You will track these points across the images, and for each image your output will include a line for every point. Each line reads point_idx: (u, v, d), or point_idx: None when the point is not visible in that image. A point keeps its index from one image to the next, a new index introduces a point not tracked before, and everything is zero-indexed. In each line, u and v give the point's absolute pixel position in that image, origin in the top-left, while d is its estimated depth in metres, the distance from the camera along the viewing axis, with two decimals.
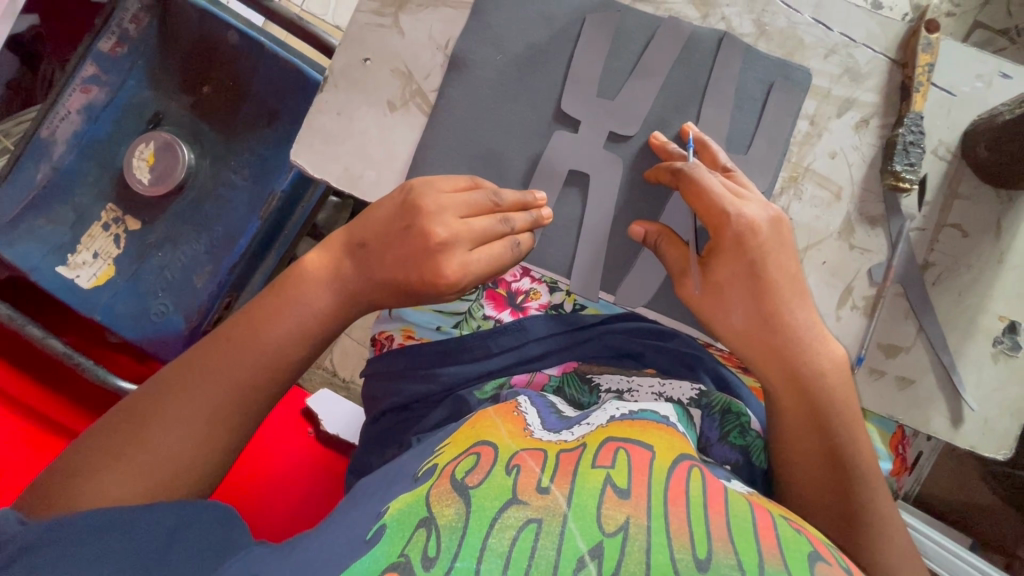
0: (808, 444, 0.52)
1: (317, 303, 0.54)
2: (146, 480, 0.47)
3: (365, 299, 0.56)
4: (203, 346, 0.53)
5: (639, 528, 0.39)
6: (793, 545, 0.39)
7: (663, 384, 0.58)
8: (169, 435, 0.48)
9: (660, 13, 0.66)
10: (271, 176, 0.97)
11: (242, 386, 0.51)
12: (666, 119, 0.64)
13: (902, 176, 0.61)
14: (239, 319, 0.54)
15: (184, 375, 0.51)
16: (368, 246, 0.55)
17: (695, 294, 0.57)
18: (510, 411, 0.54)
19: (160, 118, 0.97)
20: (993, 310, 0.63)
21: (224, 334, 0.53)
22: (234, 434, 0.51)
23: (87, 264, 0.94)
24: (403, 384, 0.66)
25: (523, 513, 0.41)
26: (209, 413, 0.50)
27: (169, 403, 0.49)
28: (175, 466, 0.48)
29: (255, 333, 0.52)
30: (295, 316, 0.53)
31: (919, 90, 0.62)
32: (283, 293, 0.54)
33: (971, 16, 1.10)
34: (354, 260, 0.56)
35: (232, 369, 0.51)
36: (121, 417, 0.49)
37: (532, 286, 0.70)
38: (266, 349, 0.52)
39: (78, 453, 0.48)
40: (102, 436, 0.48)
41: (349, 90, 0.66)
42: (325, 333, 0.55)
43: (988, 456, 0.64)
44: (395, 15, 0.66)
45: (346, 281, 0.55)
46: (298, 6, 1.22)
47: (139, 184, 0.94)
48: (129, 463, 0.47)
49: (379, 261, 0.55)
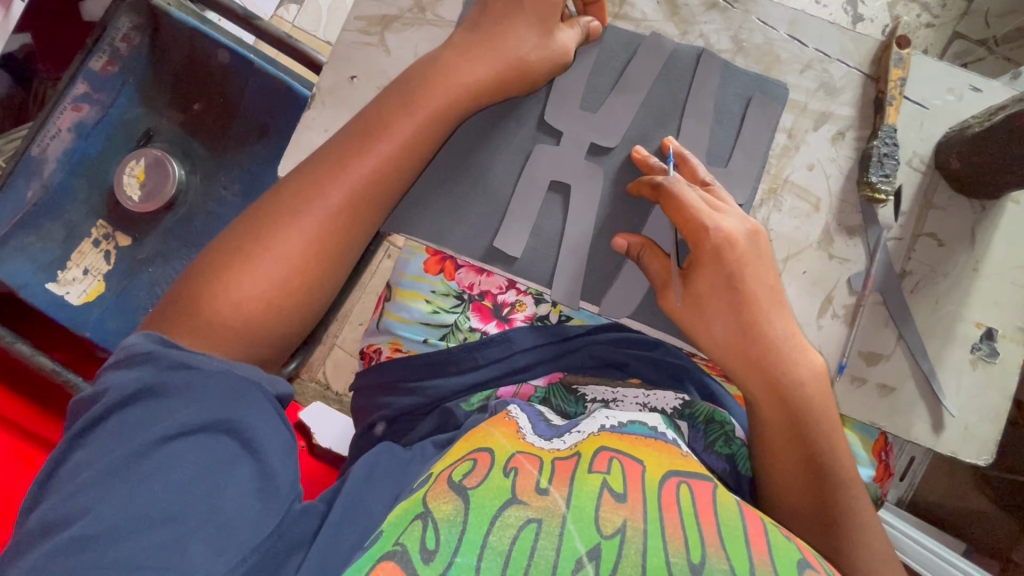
0: (794, 453, 0.53)
1: (410, 123, 0.57)
2: (258, 301, 0.51)
3: (474, 95, 0.59)
4: (309, 167, 0.56)
5: (636, 530, 0.41)
6: (783, 551, 0.41)
7: (647, 395, 0.60)
8: (290, 247, 0.52)
9: (640, 31, 0.68)
10: (260, 191, 1.00)
11: (346, 208, 0.54)
12: (647, 135, 0.65)
13: (877, 187, 0.63)
14: (338, 143, 0.56)
15: (287, 201, 0.54)
16: (465, 39, 0.61)
17: (676, 305, 0.57)
18: (502, 419, 0.55)
19: (150, 135, 1.02)
20: (970, 318, 0.64)
21: (321, 160, 0.56)
22: (337, 258, 0.55)
23: (78, 280, 0.96)
24: (391, 398, 0.67)
25: (523, 513, 0.43)
26: (314, 239, 0.53)
27: (284, 221, 0.53)
28: (299, 277, 0.52)
29: (353, 156, 0.55)
30: (399, 137, 0.56)
31: (892, 104, 0.64)
32: (372, 120, 0.57)
33: (950, 27, 1.13)
34: (455, 51, 0.60)
35: (333, 192, 0.54)
36: (227, 244, 0.53)
37: (517, 298, 0.71)
38: (368, 162, 0.55)
39: (204, 273, 0.51)
40: (226, 254, 0.52)
41: (336, 108, 0.66)
42: (420, 152, 0.58)
43: (970, 462, 0.64)
44: (381, 34, 0.67)
45: (447, 85, 0.58)
46: (290, 23, 1.25)
47: (129, 201, 0.97)
48: (238, 285, 0.50)
49: (456, 52, 0.60)
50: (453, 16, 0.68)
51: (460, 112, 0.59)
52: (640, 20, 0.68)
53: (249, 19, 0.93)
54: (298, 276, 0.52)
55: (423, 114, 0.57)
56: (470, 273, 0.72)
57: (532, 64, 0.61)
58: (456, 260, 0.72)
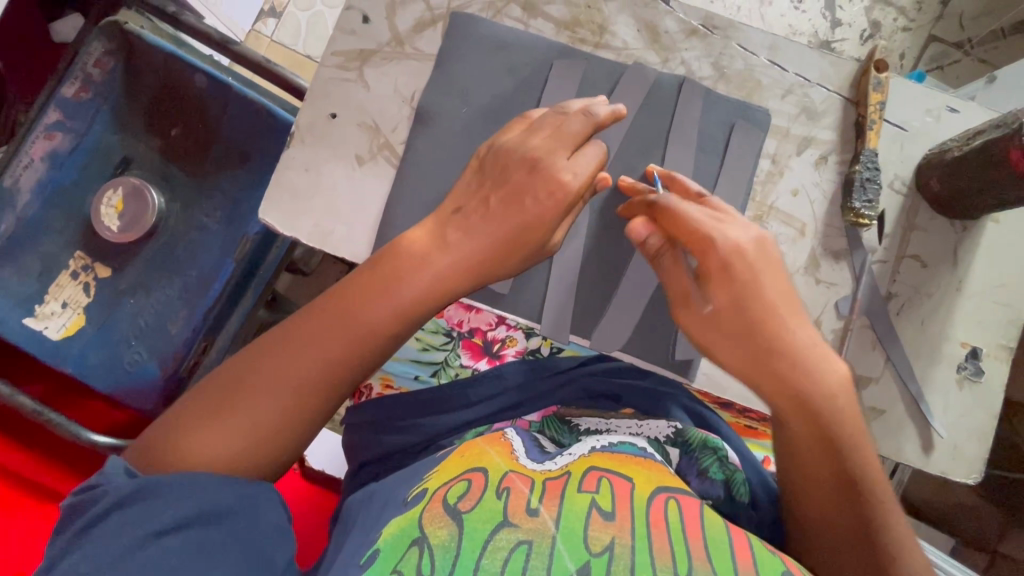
0: (823, 471, 0.51)
1: (412, 280, 0.53)
2: (231, 454, 0.47)
3: (459, 275, 0.55)
4: (309, 312, 0.52)
5: (624, 547, 0.41)
6: (769, 565, 0.42)
7: (640, 425, 0.60)
8: (267, 402, 0.49)
9: (622, 60, 0.67)
10: (243, 219, 0.99)
11: (328, 369, 0.50)
12: (633, 165, 0.65)
13: (861, 213, 0.63)
14: (340, 290, 0.53)
15: (277, 349, 0.50)
16: (462, 211, 0.57)
17: (694, 320, 0.55)
18: (497, 439, 0.57)
19: (128, 162, 0.99)
20: (955, 338, 0.65)
21: (321, 308, 0.52)
22: (308, 420, 0.51)
23: (56, 314, 0.95)
24: (383, 435, 0.65)
25: (514, 535, 0.42)
26: (289, 398, 0.49)
27: (268, 370, 0.49)
28: (267, 432, 0.49)
29: (350, 310, 0.52)
30: (395, 294, 0.53)
31: (873, 128, 0.64)
32: (377, 271, 0.54)
33: (925, 30, 1.15)
34: (451, 231, 0.56)
35: (316, 351, 0.50)
36: (213, 383, 0.50)
37: (508, 333, 0.71)
38: (361, 323, 0.52)
39: (189, 406, 0.49)
40: (211, 391, 0.49)
41: (316, 146, 0.65)
42: (417, 313, 0.54)
43: (960, 481, 0.65)
44: (360, 69, 0.66)
45: (453, 250, 0.55)
46: (267, 38, 1.24)
47: (107, 232, 0.95)
48: (213, 433, 0.47)
49: (462, 227, 0.56)
50: (432, 49, 0.67)
51: (459, 287, 0.55)
52: (622, 48, 0.67)
53: (225, 43, 0.92)
54: (265, 433, 0.49)
55: (408, 290, 0.53)
56: (459, 310, 0.71)
57: (522, 260, 0.58)
58: None
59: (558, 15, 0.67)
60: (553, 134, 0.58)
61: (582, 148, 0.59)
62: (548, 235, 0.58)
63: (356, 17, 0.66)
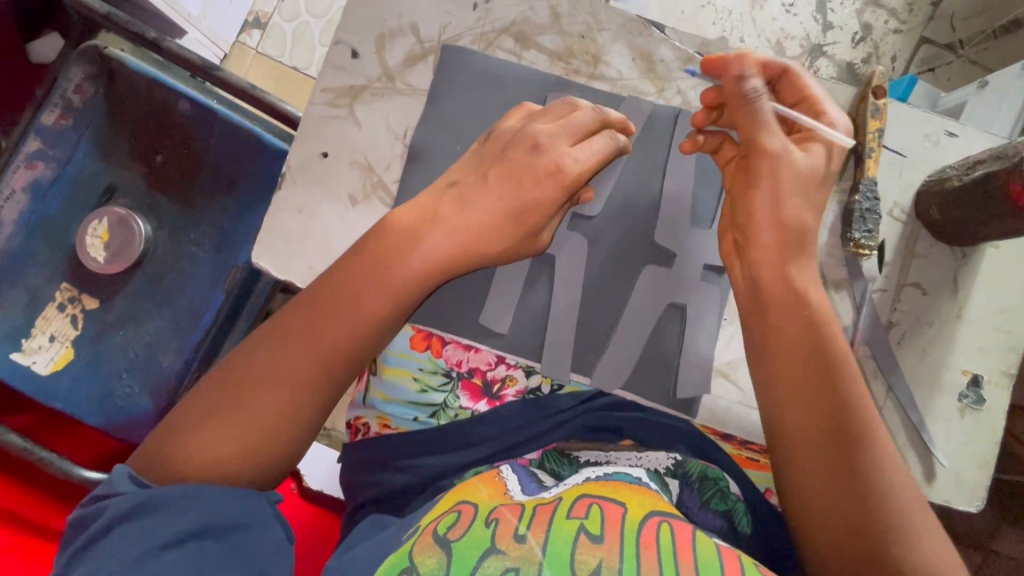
0: (816, 426, 0.50)
1: (403, 264, 0.53)
2: (231, 455, 0.47)
3: (448, 258, 0.55)
4: (298, 305, 0.52)
5: (611, 571, 0.40)
6: None
7: (639, 456, 0.58)
8: (263, 398, 0.48)
9: (616, 91, 0.66)
10: (233, 247, 0.96)
11: (324, 360, 0.50)
12: (632, 200, 0.65)
13: (861, 244, 0.62)
14: (330, 278, 0.53)
15: (270, 344, 0.50)
16: (457, 185, 0.57)
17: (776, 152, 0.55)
18: (491, 478, 0.56)
19: (113, 190, 0.96)
20: (956, 365, 0.65)
21: (314, 297, 0.52)
22: (309, 411, 0.50)
23: (44, 348, 0.93)
24: (381, 476, 0.64)
25: (502, 563, 0.42)
26: (288, 390, 0.49)
27: (264, 366, 0.49)
28: (267, 429, 0.48)
29: (342, 298, 0.51)
30: (388, 279, 0.52)
31: (871, 157, 0.62)
32: (365, 259, 0.53)
33: (917, 33, 1.14)
34: (445, 204, 0.56)
35: (307, 343, 0.50)
36: (207, 388, 0.50)
37: (507, 372, 0.67)
38: (356, 309, 0.51)
39: (184, 413, 0.49)
40: (206, 394, 0.49)
41: (308, 186, 0.63)
42: (412, 292, 0.54)
43: (962, 509, 0.64)
44: (350, 106, 0.64)
45: (443, 228, 0.55)
46: (252, 50, 1.21)
47: (94, 263, 0.93)
48: (209, 436, 0.47)
49: (456, 198, 0.56)
50: (424, 83, 0.65)
51: (461, 264, 0.56)
52: (617, 79, 0.66)
53: (208, 69, 0.90)
54: (263, 429, 0.48)
55: (397, 274, 0.53)
56: (458, 348, 0.67)
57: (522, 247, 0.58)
58: (443, 335, 0.67)
59: (551, 46, 0.66)
60: (552, 136, 0.57)
61: (589, 137, 0.58)
62: (546, 220, 0.57)
63: (346, 51, 0.65)
